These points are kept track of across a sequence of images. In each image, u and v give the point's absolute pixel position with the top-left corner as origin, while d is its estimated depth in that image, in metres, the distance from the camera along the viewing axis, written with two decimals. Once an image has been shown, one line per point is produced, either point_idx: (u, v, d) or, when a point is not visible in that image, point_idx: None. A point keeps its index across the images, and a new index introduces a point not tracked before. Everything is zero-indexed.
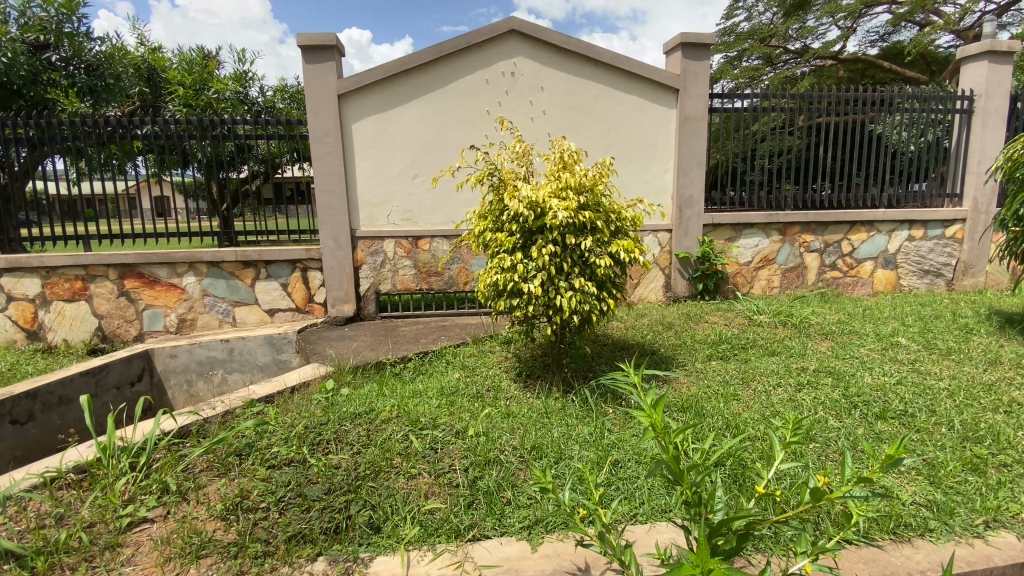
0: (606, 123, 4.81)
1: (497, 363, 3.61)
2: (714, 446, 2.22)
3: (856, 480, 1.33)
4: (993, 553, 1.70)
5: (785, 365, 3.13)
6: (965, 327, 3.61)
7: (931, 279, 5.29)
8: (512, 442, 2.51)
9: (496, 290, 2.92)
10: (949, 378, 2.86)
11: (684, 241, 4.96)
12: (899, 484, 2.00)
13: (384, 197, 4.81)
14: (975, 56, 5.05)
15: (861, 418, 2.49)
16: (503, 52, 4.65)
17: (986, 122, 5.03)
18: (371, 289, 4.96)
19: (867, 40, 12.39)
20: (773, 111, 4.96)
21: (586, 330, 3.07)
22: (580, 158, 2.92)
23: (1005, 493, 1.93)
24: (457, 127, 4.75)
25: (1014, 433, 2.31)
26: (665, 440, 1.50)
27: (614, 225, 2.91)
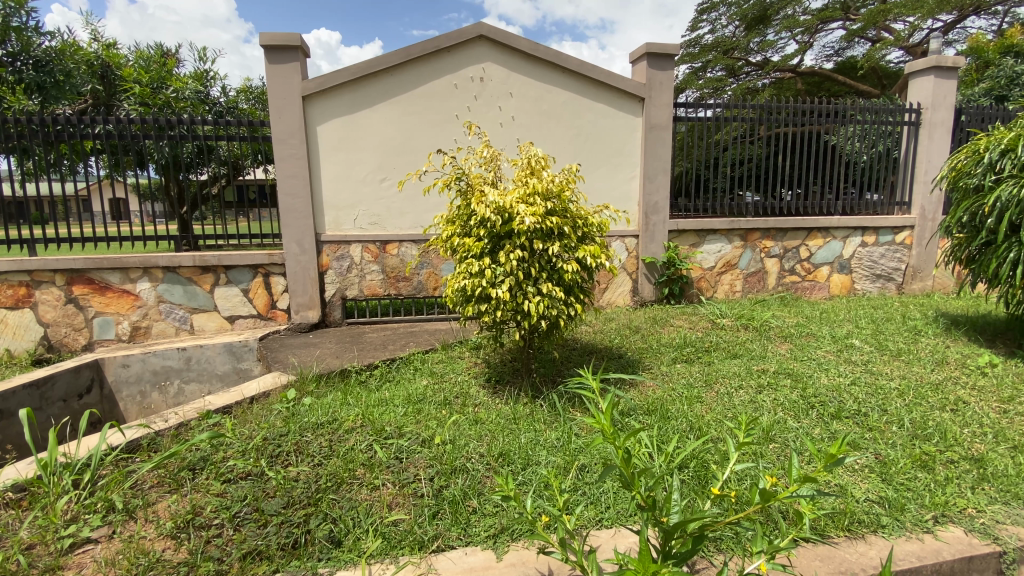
0: (575, 130, 4.85)
1: (466, 369, 3.56)
2: (678, 448, 2.24)
3: (803, 478, 1.38)
4: (942, 547, 1.76)
5: (747, 367, 3.20)
6: (915, 329, 3.77)
7: (883, 282, 5.52)
8: (479, 449, 2.46)
9: (464, 295, 2.88)
10: (900, 378, 2.98)
11: (651, 247, 5.03)
12: (853, 482, 2.06)
13: (350, 201, 4.72)
14: (922, 71, 5.33)
15: (818, 418, 2.56)
16: (471, 58, 4.64)
17: (932, 134, 5.30)
18: (336, 295, 4.84)
19: (824, 55, 12.99)
20: (735, 121, 5.10)
21: (555, 335, 3.06)
22: (548, 164, 2.92)
23: (953, 489, 2.01)
24: (425, 131, 4.70)
25: (960, 431, 2.41)
26: (617, 445, 1.53)
27: (581, 231, 2.91)
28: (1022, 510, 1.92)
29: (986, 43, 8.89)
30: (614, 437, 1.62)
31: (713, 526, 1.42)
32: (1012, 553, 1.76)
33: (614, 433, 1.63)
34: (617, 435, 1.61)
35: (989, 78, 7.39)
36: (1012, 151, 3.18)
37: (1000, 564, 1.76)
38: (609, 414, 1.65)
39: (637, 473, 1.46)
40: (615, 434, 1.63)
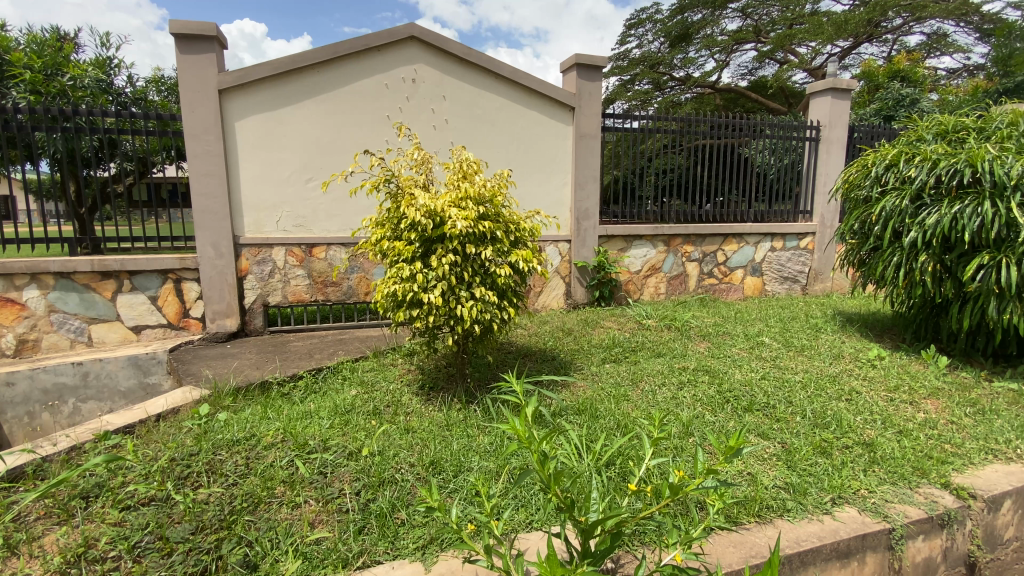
0: (508, 135, 4.89)
1: (398, 377, 3.45)
2: (606, 447, 2.28)
3: (707, 471, 1.46)
4: (839, 527, 1.92)
5: (669, 365, 3.35)
6: (816, 326, 4.12)
7: (790, 284, 6.00)
8: (409, 459, 2.38)
9: (395, 301, 2.80)
10: (802, 372, 3.24)
11: (583, 251, 5.17)
12: (763, 470, 2.21)
13: (274, 201, 4.48)
14: (821, 92, 5.85)
15: (732, 411, 2.73)
16: (402, 59, 4.55)
17: (829, 150, 5.85)
18: (258, 301, 4.56)
19: (739, 73, 14.02)
20: (659, 132, 5.35)
21: (488, 339, 3.04)
22: (480, 169, 2.91)
23: (848, 472, 2.19)
24: (355, 131, 4.54)
25: (853, 418, 2.65)
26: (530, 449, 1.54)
27: (514, 236, 2.91)
28: (907, 489, 2.13)
29: (874, 68, 9.93)
30: (531, 442, 1.66)
31: (628, 521, 1.47)
32: (899, 528, 1.94)
33: (532, 438, 1.67)
34: (535, 441, 1.64)
35: (877, 100, 8.26)
36: (894, 166, 3.56)
37: (889, 539, 1.94)
38: (526, 421, 1.69)
39: (554, 476, 1.50)
40: (533, 439, 1.67)
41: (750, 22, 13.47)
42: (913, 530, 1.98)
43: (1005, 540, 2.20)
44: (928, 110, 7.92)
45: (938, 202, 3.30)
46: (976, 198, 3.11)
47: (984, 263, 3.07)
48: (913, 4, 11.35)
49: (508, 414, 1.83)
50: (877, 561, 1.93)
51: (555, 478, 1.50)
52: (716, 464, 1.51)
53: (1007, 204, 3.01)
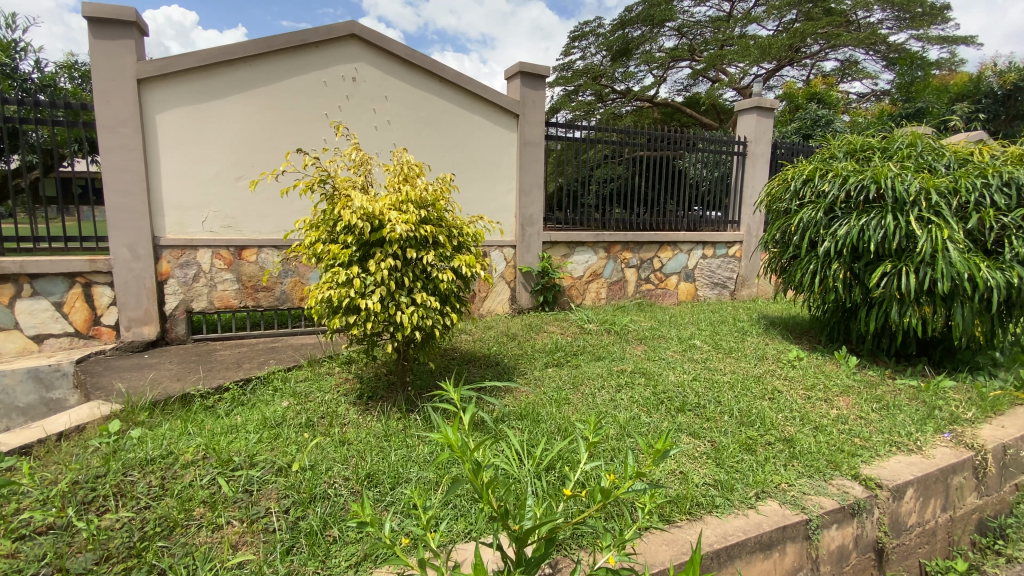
0: (452, 139, 4.86)
1: (334, 387, 3.29)
2: (546, 451, 2.29)
3: (635, 472, 1.50)
4: (763, 520, 2.02)
5: (609, 368, 3.44)
6: (742, 330, 4.37)
7: (720, 289, 6.33)
8: (344, 472, 2.26)
9: (330, 307, 2.67)
10: (730, 372, 3.42)
11: (527, 257, 5.21)
12: (694, 468, 2.30)
13: (199, 200, 4.19)
14: (748, 110, 6.24)
15: (666, 411, 2.83)
16: (342, 57, 4.42)
17: (755, 164, 6.25)
18: (180, 308, 4.25)
19: (675, 89, 14.75)
20: (601, 143, 5.50)
21: (430, 346, 2.96)
22: (422, 172, 2.84)
23: (770, 467, 2.32)
24: (290, 129, 4.35)
25: (774, 416, 2.82)
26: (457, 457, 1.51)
27: (457, 240, 2.85)
28: (822, 481, 2.28)
29: (794, 90, 10.73)
30: (463, 451, 1.60)
31: (561, 526, 1.47)
32: (815, 518, 2.07)
33: (464, 448, 1.60)
34: (466, 450, 1.59)
35: (797, 119, 8.94)
36: (810, 181, 3.84)
37: (807, 529, 2.07)
38: (457, 430, 1.63)
39: (487, 486, 1.47)
40: (465, 449, 1.61)
41: (685, 40, 14.22)
42: (827, 519, 2.12)
43: (907, 526, 2.39)
44: (841, 130, 8.65)
45: (848, 214, 3.58)
46: (880, 212, 3.41)
47: (888, 270, 3.35)
48: (828, 33, 12.40)
49: (440, 423, 1.77)
50: (796, 551, 2.05)
51: (488, 488, 1.47)
52: (643, 466, 1.56)
53: (907, 218, 3.31)
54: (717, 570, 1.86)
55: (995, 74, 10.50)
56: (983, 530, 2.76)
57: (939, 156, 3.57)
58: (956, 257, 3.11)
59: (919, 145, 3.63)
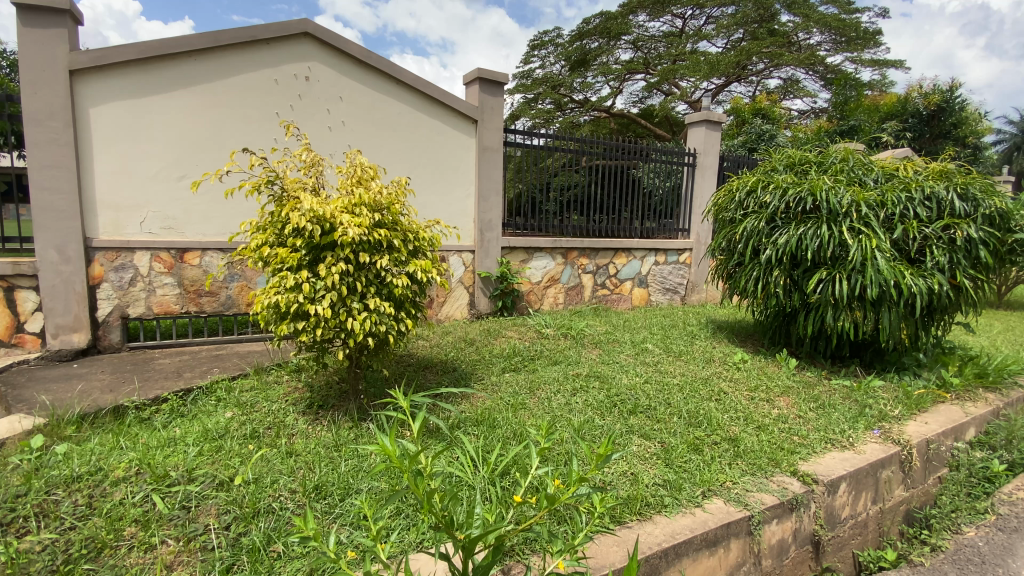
0: (409, 143, 4.81)
1: (282, 396, 3.17)
2: (501, 456, 2.29)
3: (579, 476, 1.52)
4: (708, 518, 2.08)
5: (564, 372, 3.48)
6: (691, 333, 4.52)
7: (671, 295, 6.54)
8: (290, 485, 2.18)
9: (277, 313, 2.57)
10: (680, 375, 3.53)
11: (486, 262, 5.21)
12: (645, 469, 2.36)
13: (137, 200, 3.97)
14: (697, 123, 6.48)
15: (618, 414, 2.90)
16: (295, 55, 4.30)
17: (704, 175, 6.50)
18: (115, 314, 3.99)
19: (631, 100, 15.22)
20: (559, 151, 5.57)
21: (384, 352, 2.89)
22: (376, 175, 2.78)
23: (716, 467, 2.41)
24: (238, 127, 4.19)
25: (721, 416, 2.92)
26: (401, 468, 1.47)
27: (413, 245, 2.79)
28: (763, 478, 2.39)
29: (741, 105, 11.26)
30: (402, 461, 1.52)
31: (508, 534, 1.46)
32: (757, 514, 2.16)
33: (403, 459, 1.52)
34: (406, 461, 1.50)
35: (744, 133, 9.42)
36: (753, 192, 4.03)
37: (749, 525, 2.15)
38: (395, 440, 1.55)
39: (429, 496, 1.42)
40: (404, 460, 1.53)
41: (641, 54, 14.74)
42: (768, 515, 2.21)
43: (841, 518, 2.52)
44: (783, 144, 9.17)
45: (788, 224, 3.78)
46: (816, 222, 3.61)
47: (823, 277, 3.56)
48: (772, 53, 13.13)
49: (380, 433, 1.69)
50: (740, 546, 2.13)
51: (429, 500, 1.42)
52: (587, 470, 1.57)
53: (840, 228, 3.52)
54: (666, 569, 1.90)
55: (920, 95, 11.28)
56: (911, 520, 2.96)
57: (868, 170, 3.82)
58: (883, 265, 3.34)
59: (851, 160, 3.88)
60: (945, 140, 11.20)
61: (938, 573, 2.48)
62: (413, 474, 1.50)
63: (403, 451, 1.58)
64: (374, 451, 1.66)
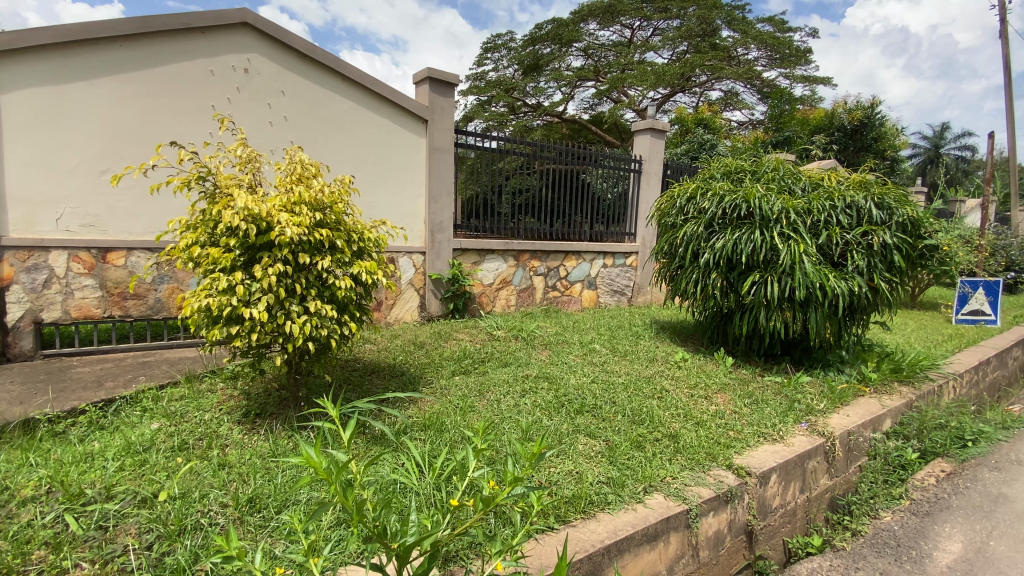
0: (356, 141, 4.70)
1: (216, 405, 3.00)
2: (447, 460, 2.26)
3: (515, 478, 1.55)
4: (649, 513, 2.14)
5: (514, 374, 3.51)
6: (637, 334, 4.66)
7: (619, 296, 6.72)
8: (222, 498, 2.07)
9: (209, 316, 2.43)
10: (625, 374, 3.63)
11: (437, 263, 5.15)
12: (589, 467, 2.40)
13: (53, 195, 3.65)
14: (643, 130, 6.68)
15: (566, 414, 2.94)
16: (234, 46, 4.10)
17: (649, 181, 6.73)
18: (26, 319, 3.66)
19: (583, 106, 15.57)
20: (512, 155, 5.59)
21: (327, 357, 2.78)
22: (318, 173, 2.68)
23: (657, 463, 2.48)
24: (170, 120, 3.95)
25: (662, 414, 3.03)
26: (331, 481, 1.41)
27: (357, 245, 2.71)
28: (701, 472, 2.48)
29: (684, 115, 11.72)
30: (330, 472, 1.46)
31: (444, 539, 1.45)
32: (694, 508, 2.24)
33: (329, 470, 1.46)
34: (334, 471, 1.44)
35: (687, 142, 9.88)
36: (693, 198, 4.21)
37: (687, 519, 2.23)
38: (321, 450, 1.48)
39: (359, 506, 1.38)
40: (331, 471, 1.46)
41: (591, 62, 15.15)
42: (705, 507, 2.30)
43: (772, 508, 2.66)
44: (723, 154, 9.67)
45: (724, 229, 3.96)
46: (750, 228, 3.81)
47: (756, 279, 3.76)
48: (714, 66, 13.78)
49: (303, 444, 1.60)
50: (678, 540, 2.21)
51: (359, 510, 1.38)
52: (522, 472, 1.61)
53: (771, 234, 3.74)
54: (608, 566, 1.94)
55: (845, 111, 12.15)
56: (835, 508, 3.11)
57: (797, 180, 4.06)
58: (809, 269, 3.57)
59: (782, 170, 4.12)
60: (867, 153, 12.15)
61: (859, 557, 2.68)
62: (341, 484, 1.44)
63: (328, 462, 1.51)
64: (296, 463, 1.57)
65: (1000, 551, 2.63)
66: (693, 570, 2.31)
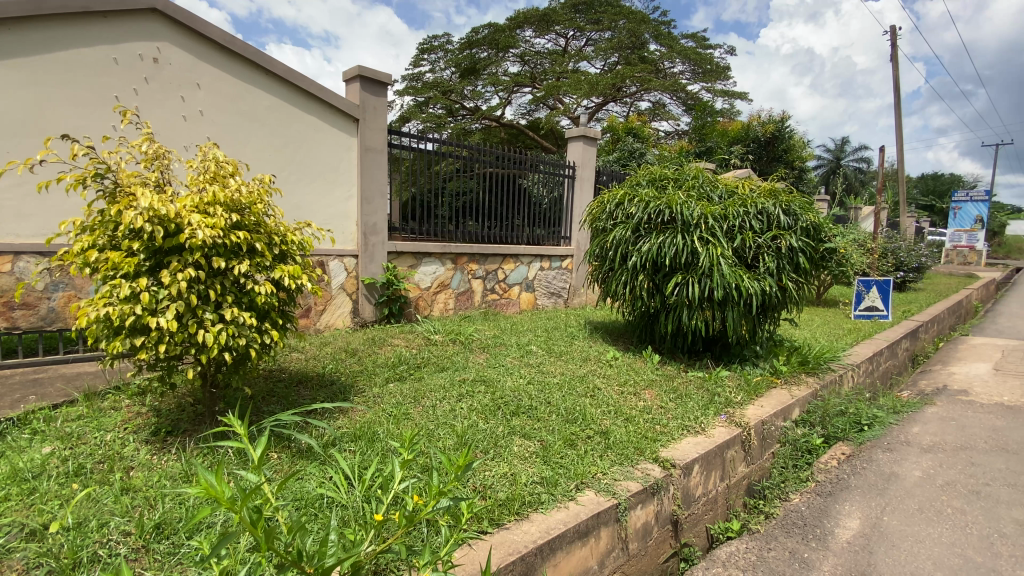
0: (281, 139, 4.49)
1: (120, 424, 2.75)
2: (378, 470, 2.21)
3: (439, 492, 1.60)
4: (580, 510, 2.19)
5: (451, 379, 3.47)
6: (572, 334, 4.78)
7: (556, 298, 6.85)
8: (127, 525, 1.89)
9: (110, 327, 2.23)
10: (560, 374, 3.71)
11: (370, 267, 5.02)
12: (524, 468, 2.42)
13: None
14: (576, 137, 6.86)
15: (502, 416, 2.95)
16: (142, 33, 3.80)
17: (583, 187, 6.93)
18: None
19: (520, 112, 15.80)
20: (449, 157, 5.56)
21: (247, 367, 2.62)
22: (235, 172, 2.53)
23: (589, 460, 2.55)
24: (67, 111, 3.58)
25: (594, 412, 3.11)
26: (235, 512, 1.35)
27: (279, 248, 2.58)
28: (630, 467, 2.58)
29: (616, 123, 12.17)
30: (232, 501, 1.39)
31: (366, 558, 1.45)
32: (623, 502, 2.32)
33: (232, 498, 1.39)
34: (238, 499, 1.38)
35: (618, 150, 10.31)
36: (621, 204, 4.38)
37: (617, 513, 2.30)
38: (222, 478, 1.41)
39: (266, 532, 1.32)
40: (234, 499, 1.39)
41: (528, 68, 15.40)
42: (633, 501, 2.39)
43: (695, 496, 2.81)
44: (652, 162, 10.17)
45: (650, 233, 4.16)
46: (673, 232, 4.03)
47: (679, 281, 3.98)
48: (643, 78, 14.44)
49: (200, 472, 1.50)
50: (609, 534, 2.28)
51: (267, 537, 1.33)
52: (447, 484, 1.67)
53: (692, 238, 3.96)
54: (541, 566, 1.96)
55: (759, 124, 13.15)
56: (751, 493, 3.33)
57: (714, 188, 4.32)
58: (726, 270, 3.82)
59: (701, 178, 4.36)
60: (778, 163, 13.20)
61: (771, 538, 2.89)
62: (248, 511, 1.38)
63: (233, 489, 1.45)
64: (194, 494, 1.50)
65: (892, 525, 2.91)
66: (622, 562, 2.39)
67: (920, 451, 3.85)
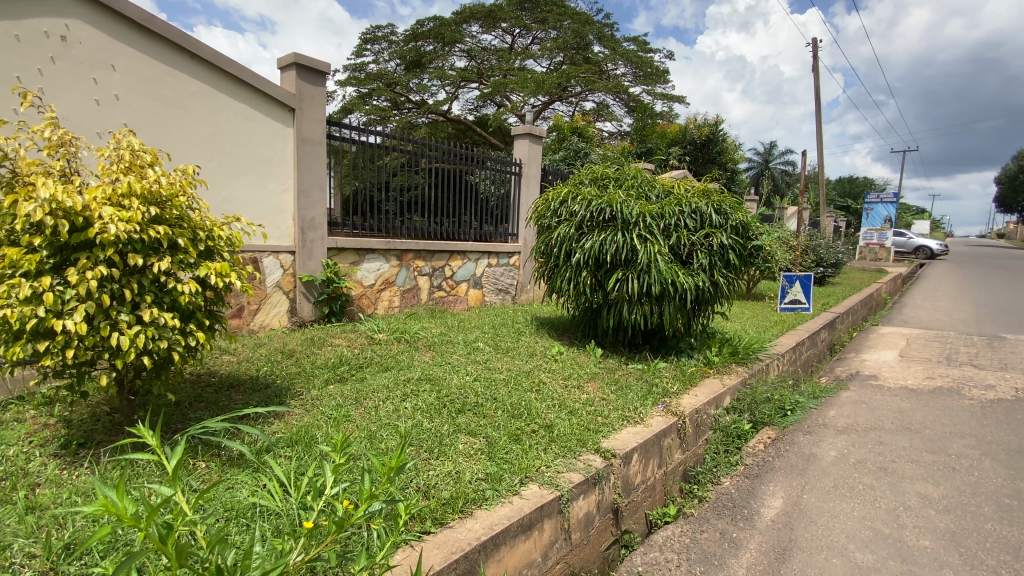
0: (209, 128, 4.23)
1: (24, 438, 2.50)
2: (316, 475, 2.15)
3: (371, 496, 1.57)
4: (524, 504, 2.22)
5: (395, 378, 3.41)
6: (518, 330, 4.81)
7: (503, 295, 6.87)
8: (31, 548, 1.73)
9: (8, 331, 2.02)
10: (506, 370, 3.73)
11: (309, 264, 4.83)
12: (468, 465, 2.42)
13: None
14: (521, 135, 6.88)
15: (447, 415, 2.93)
16: (46, 8, 3.45)
17: (528, 184, 6.98)
18: None
19: (467, 108, 15.71)
20: (394, 151, 5.45)
21: (171, 371, 2.45)
22: (154, 162, 2.36)
23: (533, 454, 2.58)
24: None
25: (539, 406, 3.16)
26: (141, 528, 1.25)
27: (204, 244, 2.42)
28: (572, 458, 2.64)
29: (561, 123, 12.36)
30: (137, 518, 1.29)
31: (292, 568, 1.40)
32: (566, 493, 2.37)
33: (137, 515, 1.29)
34: (143, 516, 1.28)
35: (564, 149, 10.50)
36: (565, 202, 4.47)
37: (560, 504, 2.35)
38: (124, 494, 1.32)
39: (178, 550, 1.25)
40: (140, 516, 1.30)
41: (474, 64, 15.32)
42: (575, 492, 2.45)
43: (635, 484, 2.91)
44: (596, 161, 10.43)
45: (592, 231, 4.27)
46: (614, 230, 4.16)
47: (620, 277, 4.11)
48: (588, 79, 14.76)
49: (100, 490, 1.39)
50: (552, 526, 2.32)
51: (180, 554, 1.25)
52: (380, 487, 1.63)
53: (631, 235, 4.10)
54: (484, 563, 1.97)
55: (695, 127, 13.78)
56: (687, 479, 3.50)
57: (652, 187, 4.47)
58: (663, 267, 3.98)
59: (640, 177, 4.49)
60: (713, 165, 13.89)
61: (703, 521, 3.05)
62: (157, 527, 1.29)
63: (138, 505, 1.35)
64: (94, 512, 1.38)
65: (811, 502, 3.16)
66: (566, 553, 2.45)
67: (836, 433, 4.19)
